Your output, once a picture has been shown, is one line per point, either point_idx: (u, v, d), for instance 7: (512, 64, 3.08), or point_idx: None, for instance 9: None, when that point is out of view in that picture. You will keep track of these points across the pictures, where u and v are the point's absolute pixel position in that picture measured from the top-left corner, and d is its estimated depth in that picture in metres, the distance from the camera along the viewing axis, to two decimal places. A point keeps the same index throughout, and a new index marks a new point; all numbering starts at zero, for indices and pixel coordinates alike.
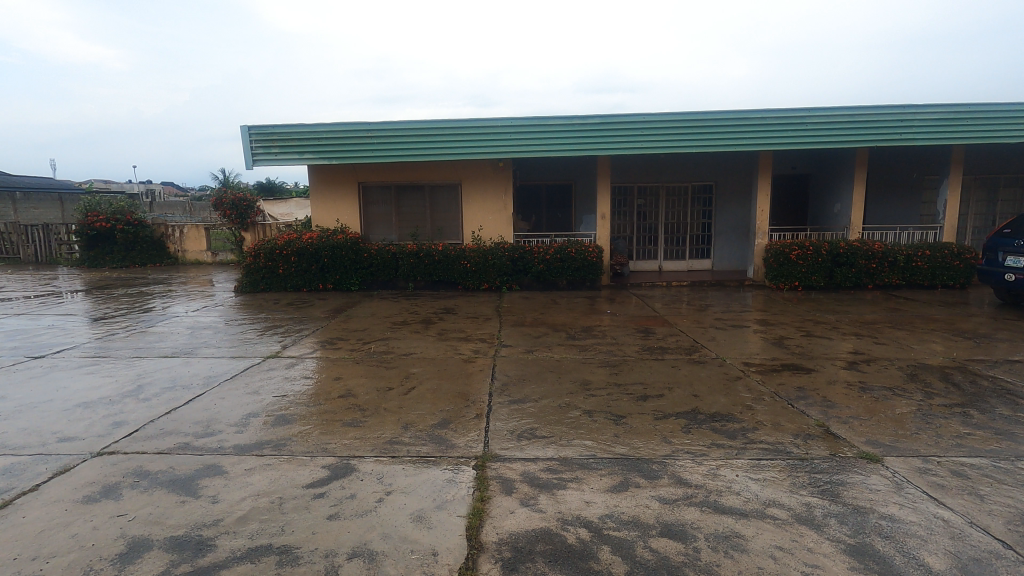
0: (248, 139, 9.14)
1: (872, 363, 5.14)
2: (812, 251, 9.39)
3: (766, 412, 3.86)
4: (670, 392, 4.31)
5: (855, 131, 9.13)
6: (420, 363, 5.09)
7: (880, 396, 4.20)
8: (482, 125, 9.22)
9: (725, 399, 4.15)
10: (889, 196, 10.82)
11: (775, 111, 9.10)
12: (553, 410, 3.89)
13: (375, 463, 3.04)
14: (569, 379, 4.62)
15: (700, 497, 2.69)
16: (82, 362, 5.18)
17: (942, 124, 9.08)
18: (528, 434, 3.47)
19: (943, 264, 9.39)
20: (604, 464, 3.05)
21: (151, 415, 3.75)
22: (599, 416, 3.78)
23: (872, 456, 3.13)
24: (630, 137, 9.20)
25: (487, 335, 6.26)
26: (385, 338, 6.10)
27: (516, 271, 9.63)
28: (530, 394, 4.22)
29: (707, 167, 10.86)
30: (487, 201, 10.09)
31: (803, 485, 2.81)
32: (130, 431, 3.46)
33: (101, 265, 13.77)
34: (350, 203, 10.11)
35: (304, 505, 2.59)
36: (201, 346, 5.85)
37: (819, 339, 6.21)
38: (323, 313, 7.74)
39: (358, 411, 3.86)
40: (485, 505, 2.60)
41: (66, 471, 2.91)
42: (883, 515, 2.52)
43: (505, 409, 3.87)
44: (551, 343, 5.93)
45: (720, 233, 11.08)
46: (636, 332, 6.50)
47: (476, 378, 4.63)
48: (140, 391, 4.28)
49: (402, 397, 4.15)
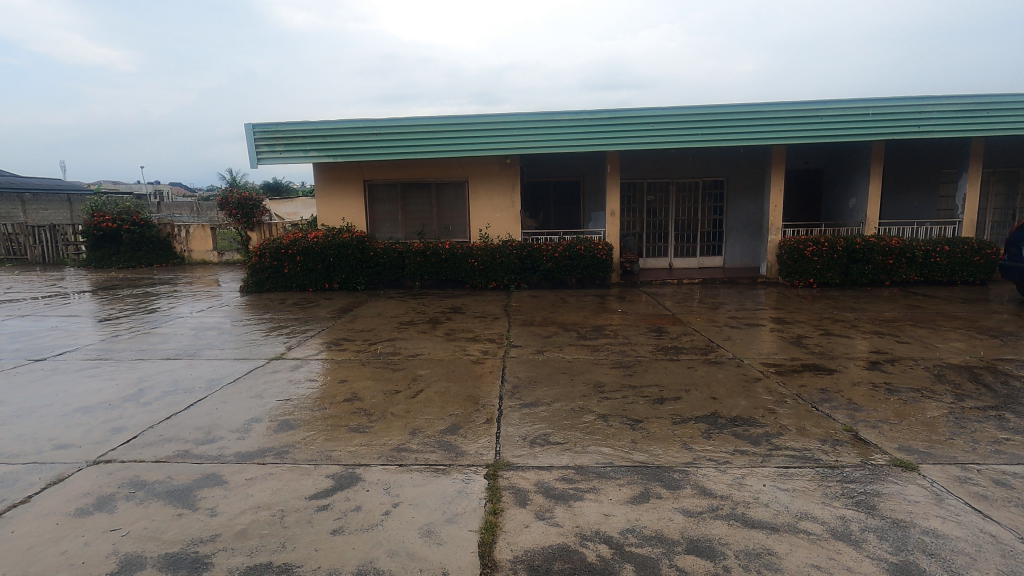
0: (252, 137, 9.03)
1: (896, 364, 4.94)
2: (827, 247, 9.19)
3: (790, 416, 3.69)
4: (687, 395, 4.14)
5: (872, 125, 8.91)
6: (428, 365, 4.95)
7: (908, 399, 4.01)
8: (489, 121, 9.07)
9: (746, 402, 3.98)
10: (907, 191, 10.55)
11: (789, 104, 8.90)
12: (566, 414, 3.73)
13: (382, 472, 2.90)
14: (582, 381, 4.46)
15: (727, 510, 2.52)
16: (83, 365, 5.07)
17: (962, 116, 8.83)
18: (542, 439, 3.31)
19: (962, 260, 9.18)
20: (623, 473, 2.89)
21: (151, 420, 3.62)
22: (615, 421, 3.61)
23: (907, 464, 2.95)
24: (641, 130, 9.00)
25: (496, 335, 6.12)
26: (392, 339, 5.97)
27: (524, 269, 9.45)
28: (542, 397, 4.07)
29: (718, 162, 10.64)
30: (494, 198, 9.93)
31: (836, 496, 2.64)
32: (128, 438, 3.34)
33: (107, 265, 13.72)
34: (356, 201, 9.98)
35: (307, 519, 2.45)
36: (205, 348, 5.74)
37: (839, 338, 6.02)
38: (329, 314, 7.62)
39: (364, 416, 3.72)
40: (498, 518, 2.45)
41: (60, 481, 2.78)
42: (925, 530, 2.35)
43: (516, 414, 3.71)
44: (562, 343, 5.78)
45: (732, 230, 10.86)
46: (649, 331, 6.34)
47: (486, 380, 4.49)
48: (141, 395, 4.16)
49: (410, 401, 4.01)
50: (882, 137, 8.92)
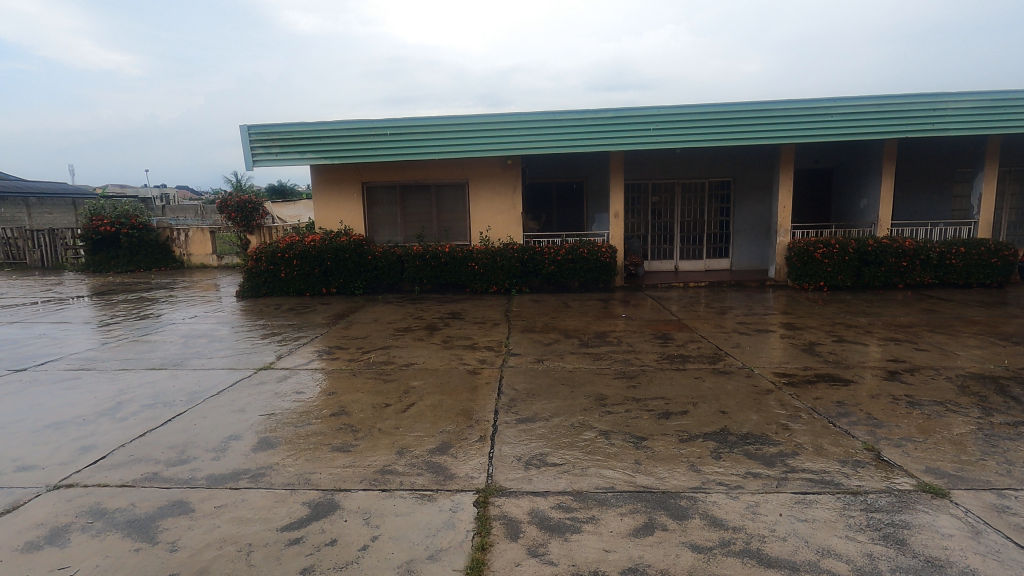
0: (247, 139, 8.85)
1: (916, 374, 4.67)
2: (838, 250, 8.93)
3: (805, 433, 3.44)
4: (695, 409, 3.90)
5: (886, 122, 8.64)
6: (422, 375, 4.73)
7: (932, 413, 3.75)
8: (491, 121, 8.86)
9: (757, 417, 3.73)
10: (920, 191, 10.24)
11: (799, 103, 8.64)
12: (566, 431, 3.50)
13: (364, 499, 2.67)
14: (583, 393, 4.22)
15: (740, 544, 2.28)
16: (63, 376, 4.87)
17: (980, 113, 8.53)
18: (538, 460, 3.07)
19: (979, 262, 8.88)
20: (625, 500, 2.65)
21: (123, 438, 3.41)
22: (617, 439, 3.37)
23: (938, 490, 2.69)
24: (646, 130, 8.76)
25: (494, 343, 5.90)
26: (386, 347, 5.75)
27: (525, 273, 9.21)
28: (540, 411, 3.83)
29: (725, 162, 10.38)
30: (495, 200, 9.71)
31: (861, 528, 2.39)
32: (96, 458, 3.13)
33: (105, 269, 13.59)
34: (354, 203, 9.79)
35: (275, 555, 2.22)
36: (192, 357, 5.53)
37: (854, 345, 5.75)
38: (325, 320, 7.42)
39: (350, 433, 3.50)
40: (486, 556, 2.21)
41: (15, 509, 2.57)
42: (964, 571, 2.10)
43: (512, 431, 3.47)
44: (563, 351, 5.54)
45: (739, 232, 10.60)
46: (654, 338, 6.09)
47: (482, 392, 4.25)
48: (118, 409, 3.96)
49: (400, 415, 3.78)
50: (896, 134, 8.65)
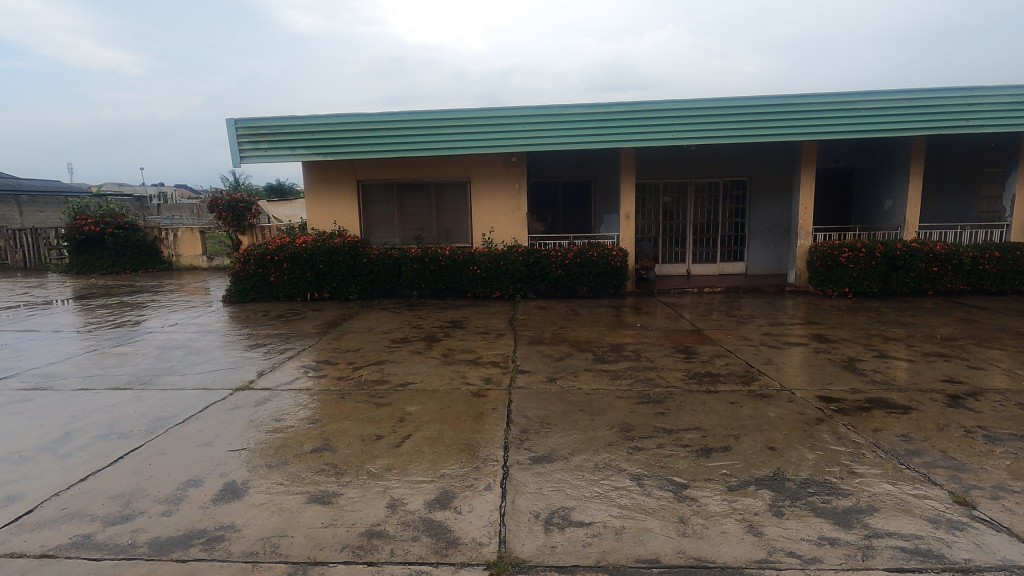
0: (234, 133, 8.28)
1: (981, 398, 4.11)
2: (864, 254, 8.37)
3: (878, 480, 2.86)
4: (738, 444, 3.33)
5: (915, 117, 8.07)
6: (420, 398, 4.16)
7: (1018, 452, 3.19)
8: (493, 115, 8.29)
9: (814, 456, 3.16)
10: (947, 192, 9.69)
11: (823, 96, 8.09)
12: (591, 475, 2.92)
13: None
14: (606, 423, 3.65)
15: None
16: (12, 398, 4.29)
17: (1016, 107, 7.97)
18: (563, 518, 2.51)
19: (1013, 267, 8.33)
20: None
21: (60, 484, 2.84)
22: (654, 487, 2.80)
23: None
24: (659, 125, 8.20)
25: (500, 357, 5.32)
26: (380, 362, 5.18)
27: (530, 277, 8.65)
28: (559, 447, 3.26)
29: (742, 160, 9.82)
30: (497, 199, 9.15)
31: None
32: (19, 514, 2.56)
33: (90, 271, 13.00)
34: (349, 203, 9.22)
35: None
36: (163, 374, 4.96)
37: (899, 362, 5.17)
38: (315, 328, 6.85)
39: (332, 476, 2.92)
40: None
41: None
42: None
43: (527, 476, 2.90)
44: (577, 368, 4.98)
45: (756, 234, 10.04)
46: (677, 352, 5.52)
47: (488, 421, 3.68)
48: (64, 442, 3.38)
49: (394, 452, 3.21)
50: (927, 130, 8.10)
